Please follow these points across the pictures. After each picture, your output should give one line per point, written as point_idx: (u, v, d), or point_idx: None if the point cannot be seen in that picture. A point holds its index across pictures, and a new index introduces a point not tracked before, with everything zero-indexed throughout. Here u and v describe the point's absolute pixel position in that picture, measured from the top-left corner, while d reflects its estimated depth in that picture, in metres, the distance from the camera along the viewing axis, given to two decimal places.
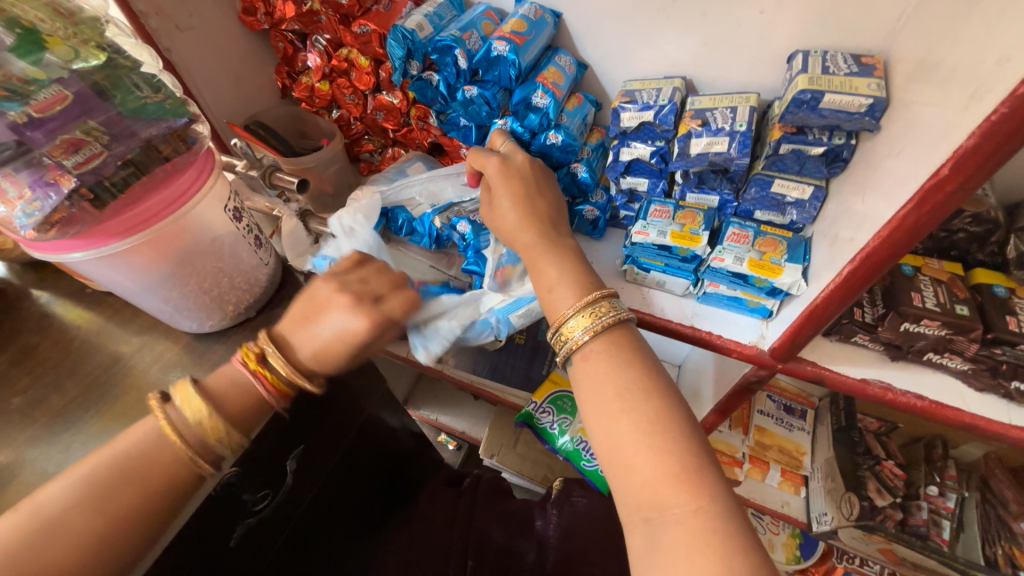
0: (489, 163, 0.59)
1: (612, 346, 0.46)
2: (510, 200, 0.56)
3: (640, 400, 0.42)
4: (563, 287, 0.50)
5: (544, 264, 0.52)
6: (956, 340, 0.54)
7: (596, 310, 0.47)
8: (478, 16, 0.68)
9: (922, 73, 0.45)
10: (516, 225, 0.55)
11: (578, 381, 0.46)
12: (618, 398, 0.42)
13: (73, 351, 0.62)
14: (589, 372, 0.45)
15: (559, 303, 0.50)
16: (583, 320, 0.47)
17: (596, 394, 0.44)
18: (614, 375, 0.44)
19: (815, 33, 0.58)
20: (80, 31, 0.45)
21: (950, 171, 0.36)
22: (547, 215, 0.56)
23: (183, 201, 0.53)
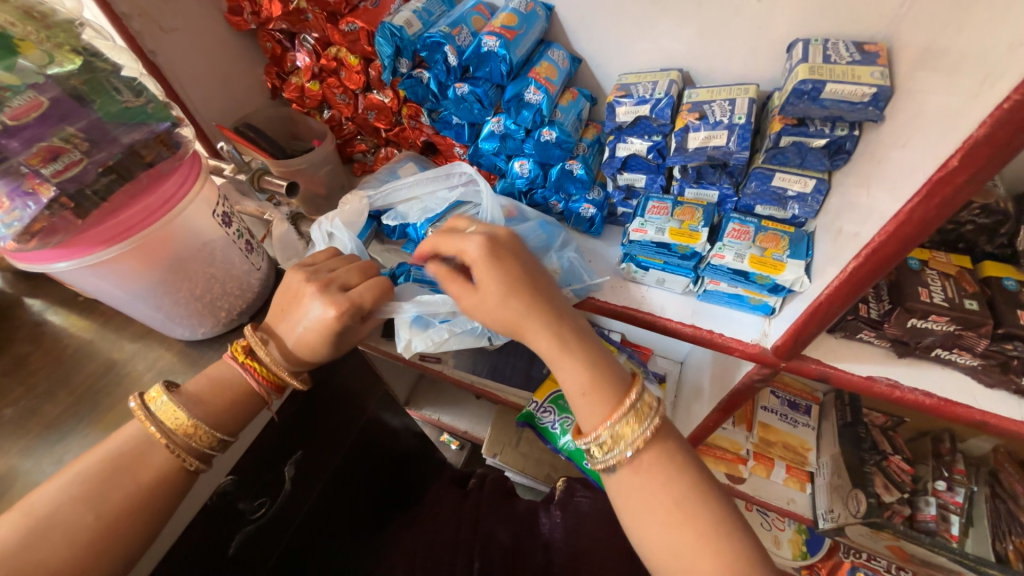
0: (469, 246, 0.51)
1: (660, 453, 0.45)
2: (500, 289, 0.49)
3: (700, 510, 0.42)
4: (596, 393, 0.46)
5: (567, 363, 0.48)
6: (965, 335, 0.52)
7: (637, 415, 0.45)
8: (468, 11, 0.66)
9: (928, 61, 0.43)
10: (522, 316, 0.48)
11: (621, 489, 0.45)
12: (677, 512, 0.42)
13: (67, 360, 0.61)
14: (640, 483, 0.44)
15: (592, 411, 0.46)
16: (626, 429, 0.44)
17: (654, 507, 0.42)
18: (669, 487, 0.43)
19: (815, 20, 0.56)
20: (53, 34, 0.44)
21: (959, 163, 0.34)
22: (544, 297, 0.50)
23: (170, 207, 0.51)
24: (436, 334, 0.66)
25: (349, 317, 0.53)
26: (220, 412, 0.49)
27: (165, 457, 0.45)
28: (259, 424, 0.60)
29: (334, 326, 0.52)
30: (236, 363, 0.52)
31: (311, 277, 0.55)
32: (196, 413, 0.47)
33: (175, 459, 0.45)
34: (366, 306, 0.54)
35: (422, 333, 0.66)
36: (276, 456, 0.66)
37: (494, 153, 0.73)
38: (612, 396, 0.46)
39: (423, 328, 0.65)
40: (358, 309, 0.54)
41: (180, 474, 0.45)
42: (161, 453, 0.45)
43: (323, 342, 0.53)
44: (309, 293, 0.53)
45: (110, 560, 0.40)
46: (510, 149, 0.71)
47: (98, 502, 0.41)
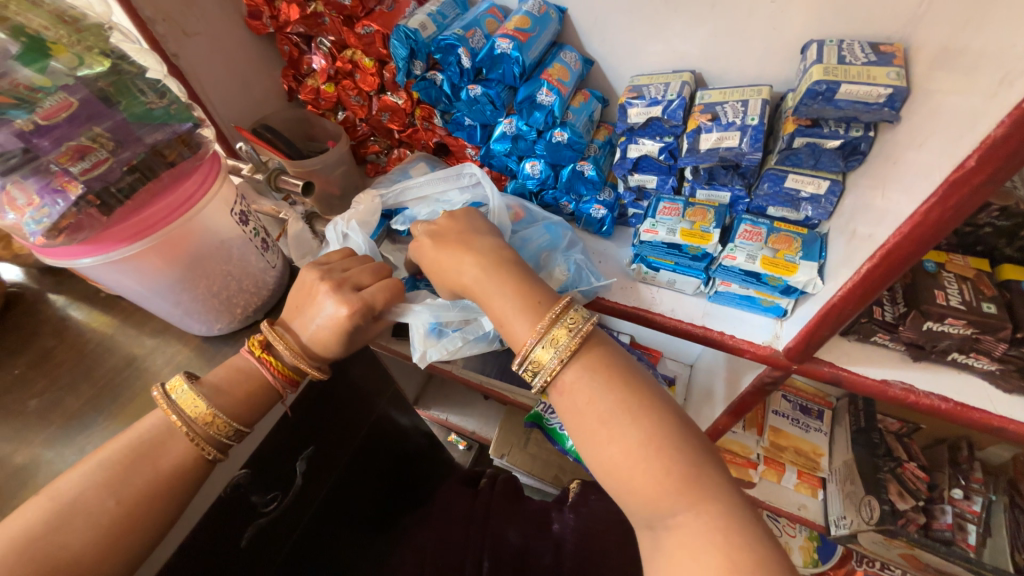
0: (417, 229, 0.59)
1: (586, 367, 0.43)
2: (437, 256, 0.54)
3: (627, 422, 0.39)
4: (519, 315, 0.47)
5: (497, 296, 0.49)
6: (983, 339, 0.51)
7: (558, 330, 0.44)
8: (482, 14, 0.67)
9: (947, 60, 0.43)
10: (461, 274, 0.52)
11: (562, 406, 0.44)
12: (603, 426, 0.40)
13: (89, 354, 0.62)
14: (571, 398, 0.43)
15: (518, 333, 0.46)
16: (547, 347, 0.44)
17: (583, 422, 0.41)
18: (595, 401, 0.41)
19: (830, 21, 0.56)
20: (83, 38, 0.45)
21: (976, 163, 0.34)
22: (478, 246, 0.53)
23: (190, 205, 0.53)
24: (449, 342, 0.68)
25: (360, 316, 0.54)
26: (238, 404, 0.50)
27: (183, 447, 0.46)
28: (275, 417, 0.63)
29: (346, 324, 0.53)
30: (254, 357, 0.53)
31: (324, 276, 0.56)
32: (217, 404, 0.48)
33: (193, 450, 0.46)
34: (377, 307, 0.55)
35: (436, 343, 0.69)
36: (288, 450, 0.67)
37: (506, 154, 0.74)
38: (532, 316, 0.46)
39: (437, 338, 0.69)
40: (369, 308, 0.55)
41: (197, 465, 0.46)
42: (179, 444, 0.46)
43: (336, 340, 0.54)
44: (322, 291, 0.54)
45: (131, 549, 0.41)
46: (521, 151, 0.72)
47: (119, 489, 0.42)
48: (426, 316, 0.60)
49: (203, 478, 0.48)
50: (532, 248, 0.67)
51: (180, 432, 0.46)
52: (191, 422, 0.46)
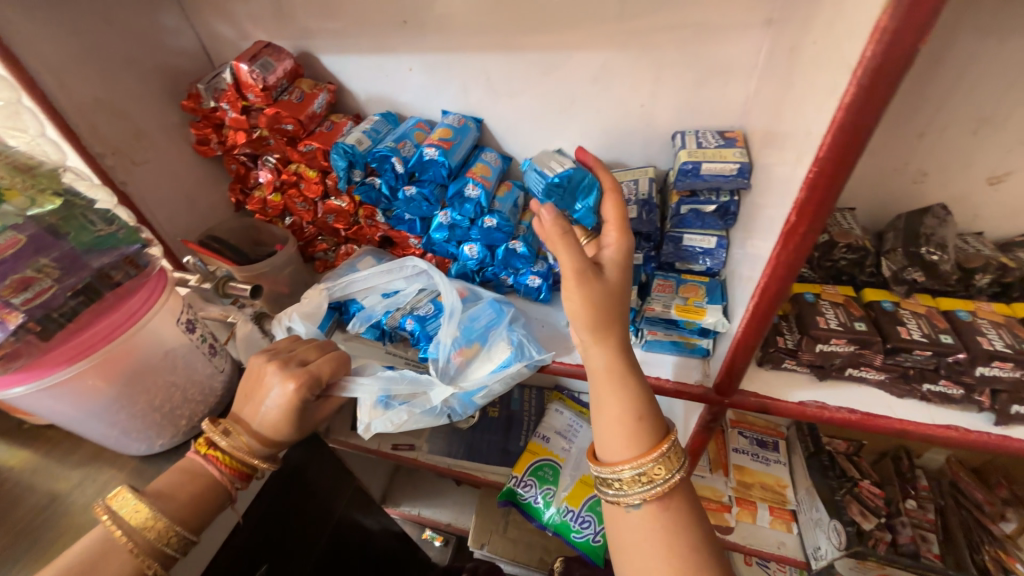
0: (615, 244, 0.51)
1: (677, 500, 0.45)
2: (613, 293, 0.49)
3: (707, 560, 0.42)
4: (637, 428, 0.46)
5: (613, 390, 0.47)
6: (864, 353, 0.60)
7: (671, 461, 0.45)
8: (411, 128, 0.79)
9: (769, 141, 0.56)
10: (614, 322, 0.48)
11: (632, 525, 0.45)
12: (687, 557, 0.42)
13: (5, 497, 0.57)
14: (653, 522, 0.44)
15: (622, 445, 0.46)
16: (658, 474, 0.44)
17: (657, 546, 0.43)
18: (681, 533, 0.43)
19: (687, 116, 0.70)
20: (38, 182, 0.50)
21: (796, 218, 0.43)
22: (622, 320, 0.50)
23: (134, 320, 0.54)
24: (395, 415, 0.68)
25: (308, 388, 0.57)
26: (183, 508, 0.50)
27: (121, 566, 0.45)
28: (224, 526, 0.59)
29: (294, 400, 0.55)
30: (200, 456, 0.54)
31: (271, 357, 0.59)
32: (161, 509, 0.48)
33: (133, 565, 0.46)
34: (325, 378, 0.59)
35: (382, 415, 0.68)
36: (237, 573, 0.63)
37: (446, 241, 0.81)
38: (648, 438, 0.46)
39: (383, 410, 0.68)
40: (316, 380, 0.58)
41: None
42: (115, 566, 0.45)
43: (286, 419, 0.56)
44: (268, 372, 0.57)
45: None
46: (458, 236, 0.79)
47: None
48: (375, 387, 0.64)
49: None
50: (480, 326, 0.74)
51: (119, 551, 0.46)
52: (132, 535, 0.46)
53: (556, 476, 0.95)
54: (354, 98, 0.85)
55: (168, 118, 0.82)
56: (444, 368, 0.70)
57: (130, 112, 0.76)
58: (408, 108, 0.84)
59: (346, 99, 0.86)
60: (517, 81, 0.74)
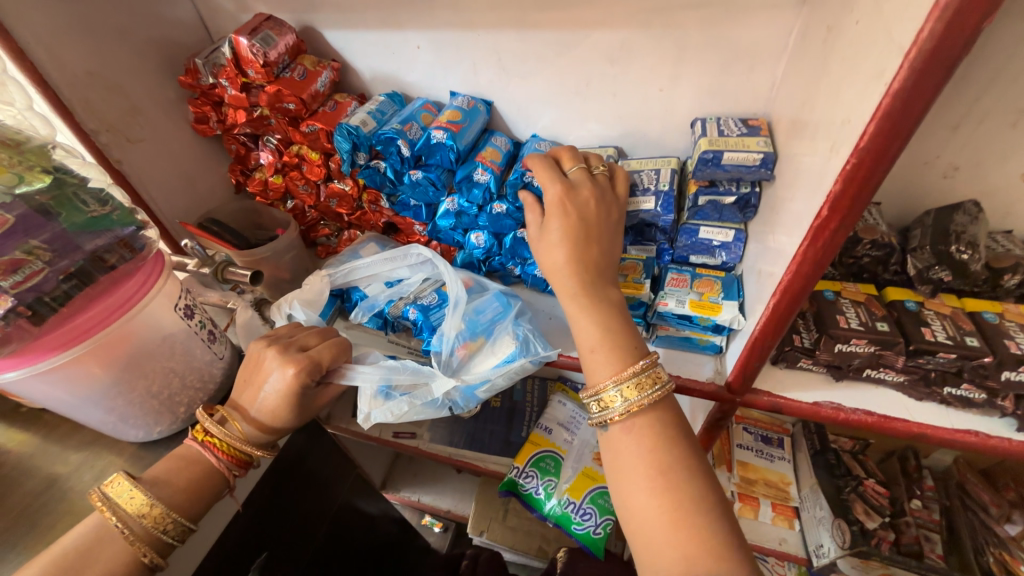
0: (551, 191, 0.54)
1: (656, 424, 0.43)
2: (559, 237, 0.51)
3: (685, 482, 0.39)
4: (608, 349, 0.46)
5: (583, 319, 0.48)
6: (885, 354, 0.57)
7: (644, 381, 0.43)
8: (418, 109, 0.75)
9: (796, 130, 0.53)
10: (562, 267, 0.50)
11: (610, 449, 0.44)
12: (660, 478, 0.40)
13: (2, 481, 0.56)
14: (630, 444, 0.43)
15: (599, 367, 0.46)
16: (627, 393, 0.43)
17: (631, 468, 0.41)
18: (657, 453, 0.41)
19: (709, 102, 0.67)
20: (25, 158, 0.47)
21: (829, 212, 0.40)
22: (597, 266, 0.51)
23: (130, 305, 0.52)
24: (395, 406, 0.67)
25: (308, 373, 0.55)
26: (180, 494, 0.49)
27: (116, 553, 0.44)
28: (223, 515, 0.59)
29: (293, 385, 0.54)
30: (197, 443, 0.53)
31: (271, 343, 0.58)
32: (157, 496, 0.47)
33: (127, 552, 0.45)
34: (325, 363, 0.57)
35: (382, 405, 0.67)
36: (236, 561, 0.62)
37: (452, 228, 0.79)
38: (620, 357, 0.45)
39: (383, 400, 0.67)
40: (316, 365, 0.56)
41: (132, 570, 0.44)
42: (111, 552, 0.44)
43: (285, 405, 0.55)
44: (268, 356, 0.56)
45: None
46: (465, 224, 0.77)
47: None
48: (375, 377, 0.61)
49: None
50: (485, 319, 0.72)
51: (114, 538, 0.45)
52: (126, 521, 0.45)
53: (558, 468, 0.94)
54: (359, 77, 0.82)
55: (165, 94, 0.79)
56: (449, 361, 0.69)
57: (125, 87, 0.72)
58: (415, 89, 0.80)
59: (351, 78, 0.83)
60: (530, 62, 0.71)
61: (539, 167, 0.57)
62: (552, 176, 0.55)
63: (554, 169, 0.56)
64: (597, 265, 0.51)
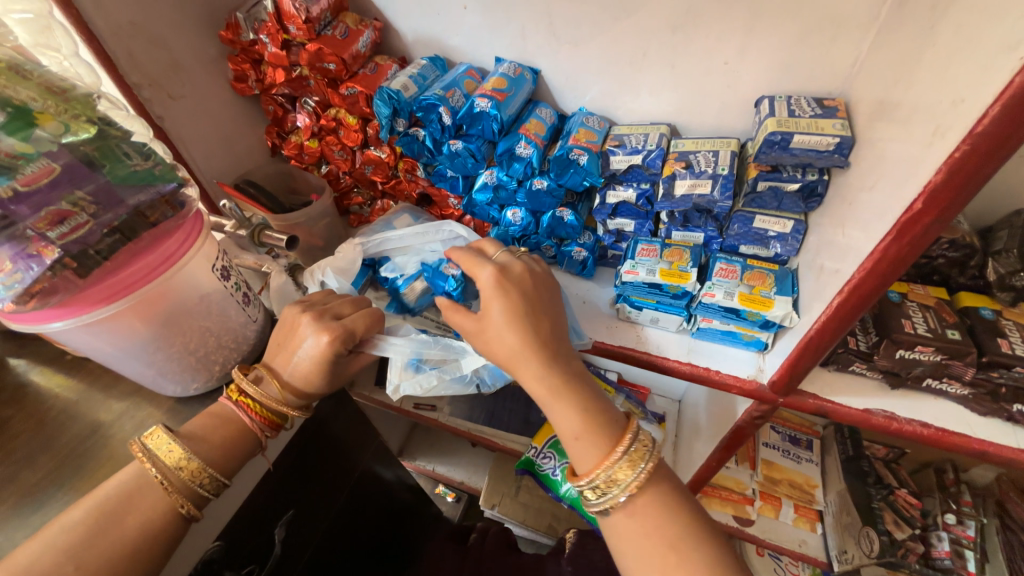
0: (485, 275, 0.51)
1: (656, 497, 0.43)
2: (504, 319, 0.49)
3: (693, 553, 0.40)
4: (592, 432, 0.45)
5: (560, 406, 0.46)
6: (952, 365, 0.53)
7: (635, 456, 0.44)
8: (461, 75, 0.72)
9: (883, 113, 0.48)
10: (518, 354, 0.47)
11: (616, 531, 0.44)
12: (672, 552, 0.40)
13: (49, 423, 0.58)
14: (636, 523, 0.43)
15: (589, 453, 0.45)
16: (619, 475, 0.43)
17: (642, 549, 0.41)
18: (664, 527, 0.42)
19: (778, 79, 0.62)
20: (71, 107, 0.45)
21: (923, 205, 0.36)
22: (548, 338, 0.49)
23: (172, 262, 0.52)
24: (425, 380, 0.67)
25: (342, 342, 0.55)
26: (215, 451, 0.49)
27: (155, 503, 0.45)
28: (253, 472, 0.60)
29: (328, 352, 0.54)
30: (231, 403, 0.54)
31: (306, 309, 0.57)
32: (195, 451, 0.48)
33: (166, 502, 0.46)
34: (358, 333, 0.57)
35: (412, 378, 0.67)
36: (264, 518, 0.63)
37: (488, 204, 0.77)
38: (604, 440, 0.45)
39: (414, 373, 0.66)
40: (350, 334, 0.56)
41: (170, 520, 0.45)
42: (149, 502, 0.45)
43: (318, 372, 0.54)
44: (303, 323, 0.55)
45: None
46: (502, 199, 0.74)
47: (80, 556, 0.40)
48: (406, 350, 0.61)
49: (180, 537, 0.47)
50: None
51: (153, 488, 0.46)
52: (166, 473, 0.46)
53: None
54: (401, 39, 0.79)
55: (206, 49, 0.77)
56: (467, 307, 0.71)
57: (167, 40, 0.71)
58: (458, 53, 0.77)
59: (392, 39, 0.79)
60: (585, 27, 0.66)
61: (461, 258, 0.55)
62: (480, 265, 0.53)
63: (476, 254, 0.54)
64: (550, 340, 0.49)
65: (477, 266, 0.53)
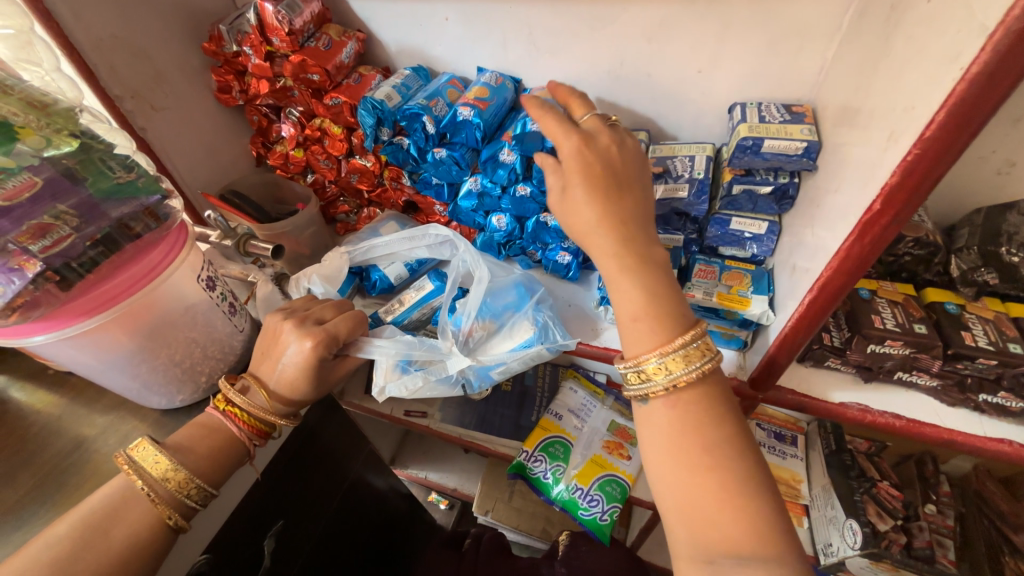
0: (568, 142, 0.45)
1: (703, 398, 0.39)
2: (585, 195, 0.43)
3: (730, 459, 0.36)
4: (653, 318, 0.40)
5: (624, 287, 0.41)
6: (920, 357, 0.56)
7: (693, 352, 0.39)
8: (443, 85, 0.73)
9: (846, 118, 0.50)
10: (593, 228, 0.42)
11: (648, 422, 0.40)
12: (707, 454, 0.36)
13: (31, 440, 0.57)
14: (674, 418, 0.39)
15: (643, 338, 0.40)
16: (671, 365, 0.38)
17: (674, 446, 0.37)
18: (702, 431, 0.37)
19: (749, 86, 0.64)
20: (53, 121, 0.46)
21: (881, 206, 0.38)
22: (636, 219, 0.43)
23: (155, 274, 0.52)
24: (411, 381, 0.68)
25: (325, 346, 0.55)
26: (203, 461, 0.49)
27: (142, 515, 0.45)
28: (241, 482, 0.59)
29: (311, 358, 0.54)
30: (218, 412, 0.54)
31: (287, 316, 0.58)
32: (181, 462, 0.48)
33: (153, 513, 0.45)
34: (341, 336, 0.58)
35: (398, 379, 0.68)
36: (252, 530, 0.63)
37: (473, 210, 0.78)
38: (667, 328, 0.40)
39: (400, 374, 0.68)
40: (333, 339, 0.56)
41: (156, 532, 0.45)
42: (136, 514, 0.45)
43: (304, 378, 0.55)
44: (285, 330, 0.56)
45: None
46: (487, 205, 0.75)
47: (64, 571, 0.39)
48: (394, 351, 0.62)
49: (167, 549, 0.46)
50: (499, 305, 0.71)
51: (140, 500, 0.45)
52: (152, 485, 0.46)
53: (567, 453, 0.94)
54: (384, 50, 0.80)
55: (189, 61, 0.78)
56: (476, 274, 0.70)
57: (150, 52, 0.71)
58: (441, 63, 0.78)
59: (376, 50, 0.81)
60: (564, 37, 0.68)
61: (545, 119, 0.47)
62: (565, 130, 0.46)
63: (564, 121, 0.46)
64: (635, 215, 0.43)
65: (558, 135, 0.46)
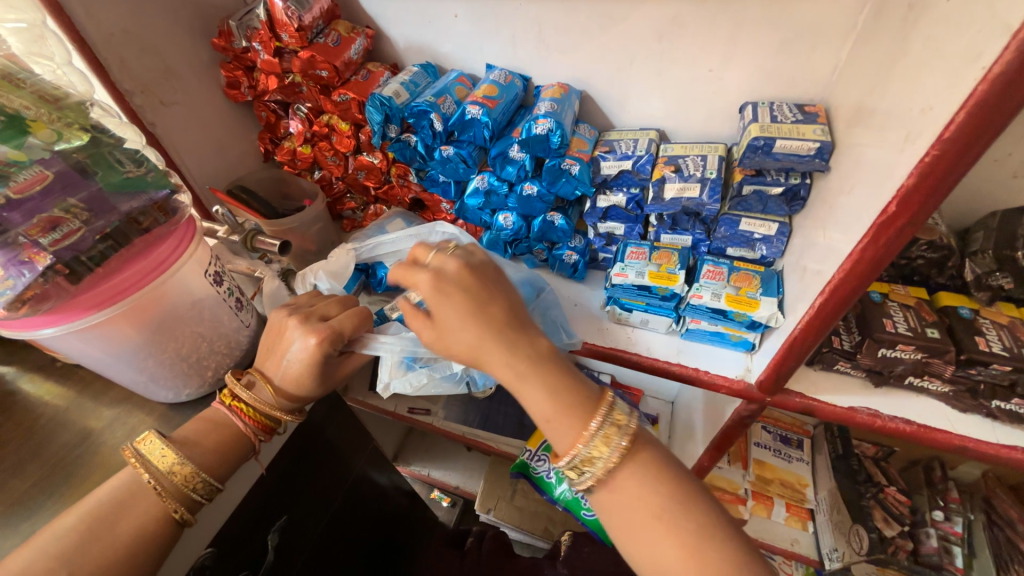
0: (421, 282, 0.45)
1: (638, 466, 0.41)
2: (460, 323, 0.43)
3: (683, 517, 0.38)
4: (562, 413, 0.42)
5: (528, 391, 0.42)
6: (932, 362, 0.55)
7: (609, 432, 0.40)
8: (452, 82, 0.73)
9: (861, 118, 0.49)
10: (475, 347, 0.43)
11: (605, 506, 0.41)
12: (659, 522, 0.38)
13: (39, 432, 0.58)
14: (624, 496, 0.40)
15: (563, 434, 0.42)
16: (597, 450, 0.40)
17: (636, 522, 0.39)
18: (649, 498, 0.39)
19: (762, 85, 0.63)
20: (64, 115, 0.46)
21: (897, 208, 0.37)
22: (512, 322, 0.44)
23: (164, 268, 0.52)
24: (415, 377, 0.69)
25: (331, 343, 0.55)
26: (208, 455, 0.49)
27: (149, 507, 0.45)
28: (247, 476, 0.60)
29: (316, 354, 0.54)
30: (225, 407, 0.54)
31: (292, 313, 0.58)
32: (187, 456, 0.48)
33: (159, 507, 0.46)
34: (347, 333, 0.57)
35: (402, 376, 0.69)
36: (257, 524, 0.63)
37: (480, 208, 0.78)
38: (579, 414, 0.42)
39: (404, 371, 0.69)
40: (339, 335, 0.56)
41: (162, 526, 0.45)
42: (142, 507, 0.45)
43: (310, 374, 0.55)
44: (290, 326, 0.56)
45: None
46: (494, 203, 0.76)
47: (70, 563, 0.40)
48: (399, 348, 0.61)
49: (173, 542, 0.46)
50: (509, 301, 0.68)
51: (147, 494, 0.46)
52: (158, 478, 0.46)
53: None
54: (393, 47, 0.80)
55: (198, 57, 0.78)
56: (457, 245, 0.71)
57: (159, 47, 0.72)
58: (450, 60, 0.78)
59: (384, 47, 0.80)
60: (573, 35, 0.67)
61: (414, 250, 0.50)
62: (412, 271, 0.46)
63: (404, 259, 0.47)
64: (508, 321, 0.44)
65: (412, 275, 0.46)
